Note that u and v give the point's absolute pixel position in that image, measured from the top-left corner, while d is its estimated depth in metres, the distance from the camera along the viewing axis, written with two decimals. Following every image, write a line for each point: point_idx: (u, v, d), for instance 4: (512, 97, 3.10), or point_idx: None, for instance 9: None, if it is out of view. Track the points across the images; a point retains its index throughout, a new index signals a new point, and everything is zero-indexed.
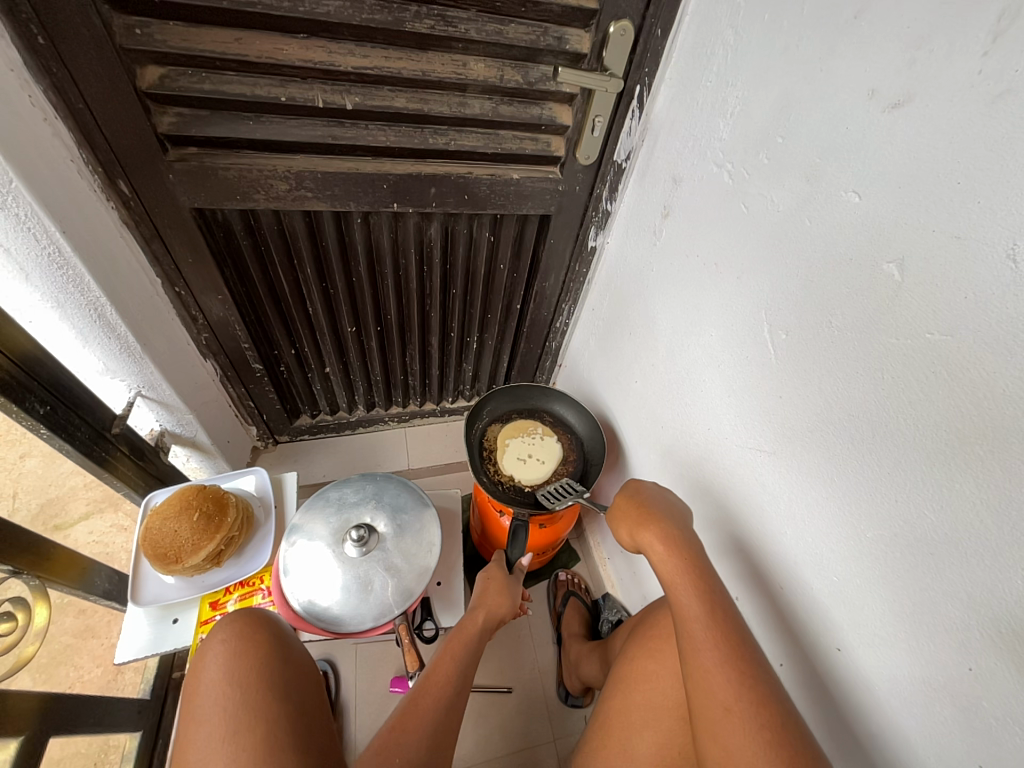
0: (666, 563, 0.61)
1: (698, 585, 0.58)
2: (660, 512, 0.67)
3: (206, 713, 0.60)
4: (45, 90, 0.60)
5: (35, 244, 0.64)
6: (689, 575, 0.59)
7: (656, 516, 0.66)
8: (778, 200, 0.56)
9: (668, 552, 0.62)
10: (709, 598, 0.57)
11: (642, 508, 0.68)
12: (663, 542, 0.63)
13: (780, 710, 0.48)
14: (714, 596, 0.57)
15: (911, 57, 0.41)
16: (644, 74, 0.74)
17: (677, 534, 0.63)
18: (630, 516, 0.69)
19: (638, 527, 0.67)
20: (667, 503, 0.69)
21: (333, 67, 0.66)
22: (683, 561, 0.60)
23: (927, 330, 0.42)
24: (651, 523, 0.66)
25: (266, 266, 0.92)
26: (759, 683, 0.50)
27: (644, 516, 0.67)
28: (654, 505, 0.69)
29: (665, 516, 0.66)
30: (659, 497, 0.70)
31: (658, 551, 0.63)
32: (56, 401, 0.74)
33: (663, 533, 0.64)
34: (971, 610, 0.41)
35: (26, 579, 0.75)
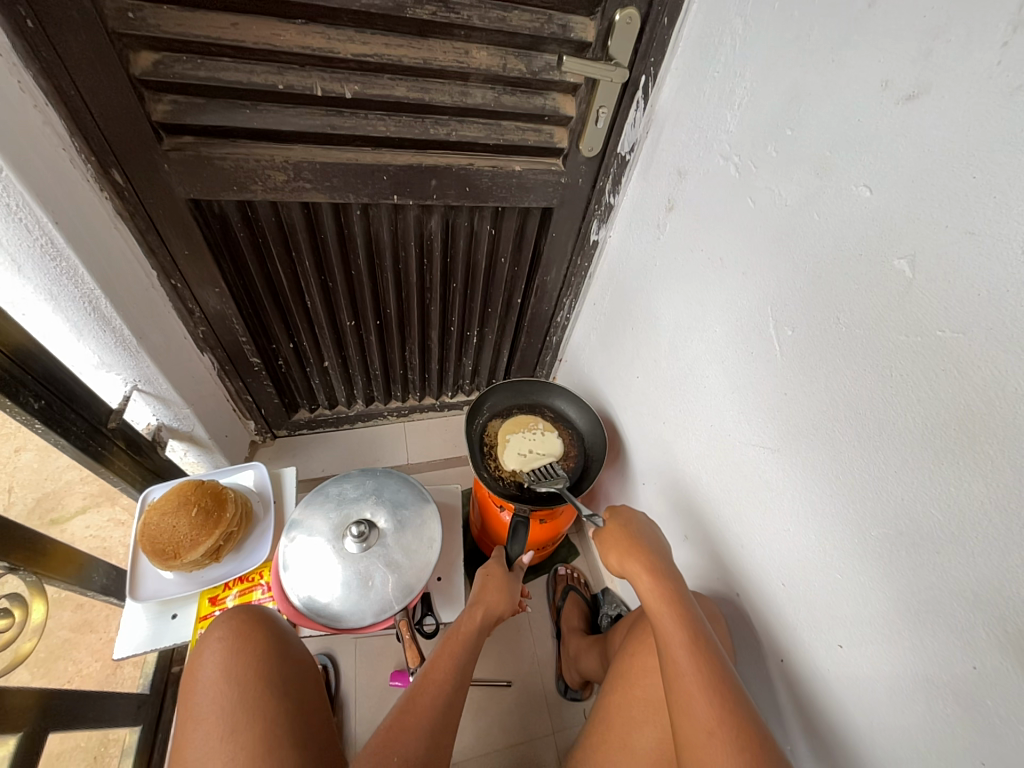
0: (651, 592, 0.62)
1: (682, 616, 0.59)
2: (646, 543, 0.68)
3: (204, 711, 0.60)
4: (35, 76, 0.58)
5: (27, 235, 0.62)
6: (674, 607, 0.60)
7: (644, 547, 0.68)
8: (786, 194, 0.55)
9: (654, 583, 0.63)
10: (693, 629, 0.58)
11: (630, 537, 0.70)
12: (649, 571, 0.64)
13: (761, 739, 0.49)
14: (697, 628, 0.58)
15: (927, 47, 0.40)
16: (650, 63, 0.73)
17: (662, 567, 0.65)
18: (618, 543, 0.70)
19: (626, 555, 0.68)
20: (653, 534, 0.71)
21: (332, 54, 0.64)
22: (668, 590, 0.62)
23: (938, 328, 0.41)
24: (638, 553, 0.67)
25: (264, 259, 0.90)
26: (742, 713, 0.51)
27: (632, 545, 0.68)
28: (641, 536, 0.70)
29: (651, 548, 0.68)
30: (646, 528, 0.72)
31: (644, 581, 0.64)
32: (51, 395, 0.73)
33: (649, 563, 0.65)
34: (976, 609, 0.41)
35: (23, 574, 0.75)
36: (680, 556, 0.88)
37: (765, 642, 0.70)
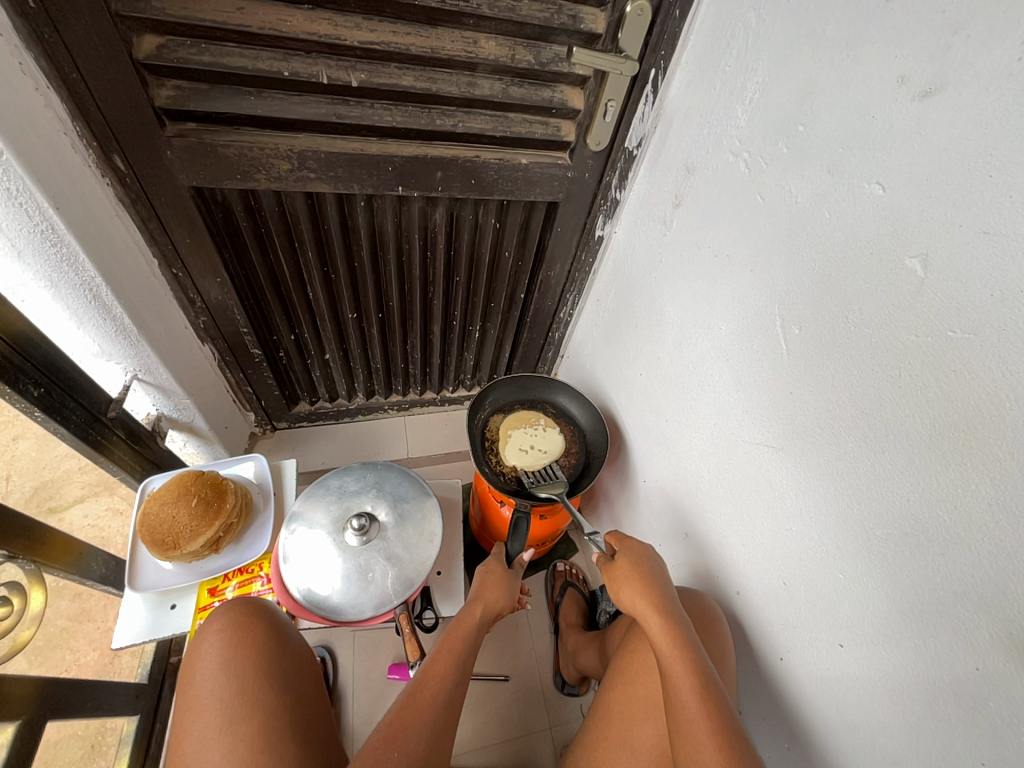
0: (662, 635, 0.62)
1: (691, 660, 0.58)
2: (658, 585, 0.68)
3: (202, 703, 0.60)
4: (36, 57, 0.57)
5: (27, 220, 0.61)
6: (684, 650, 0.59)
7: (656, 588, 0.67)
8: (797, 191, 0.55)
9: (664, 624, 0.63)
10: (703, 674, 0.57)
11: (642, 576, 0.69)
12: (660, 614, 0.64)
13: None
14: (707, 673, 0.57)
15: (946, 43, 0.39)
16: (660, 56, 0.72)
17: (673, 609, 0.65)
18: (631, 581, 0.70)
19: (638, 594, 0.68)
20: (665, 575, 0.70)
21: (339, 42, 0.63)
22: (679, 634, 0.61)
23: (948, 328, 0.41)
24: (649, 593, 0.67)
25: (266, 249, 0.90)
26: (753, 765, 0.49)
27: (644, 585, 0.68)
28: (655, 575, 0.69)
29: (663, 589, 0.68)
30: (659, 569, 0.71)
31: (655, 623, 0.63)
32: (50, 382, 0.73)
33: (660, 606, 0.65)
34: (981, 610, 0.41)
35: (22, 562, 0.75)
36: (680, 553, 0.88)
37: (764, 641, 0.70)
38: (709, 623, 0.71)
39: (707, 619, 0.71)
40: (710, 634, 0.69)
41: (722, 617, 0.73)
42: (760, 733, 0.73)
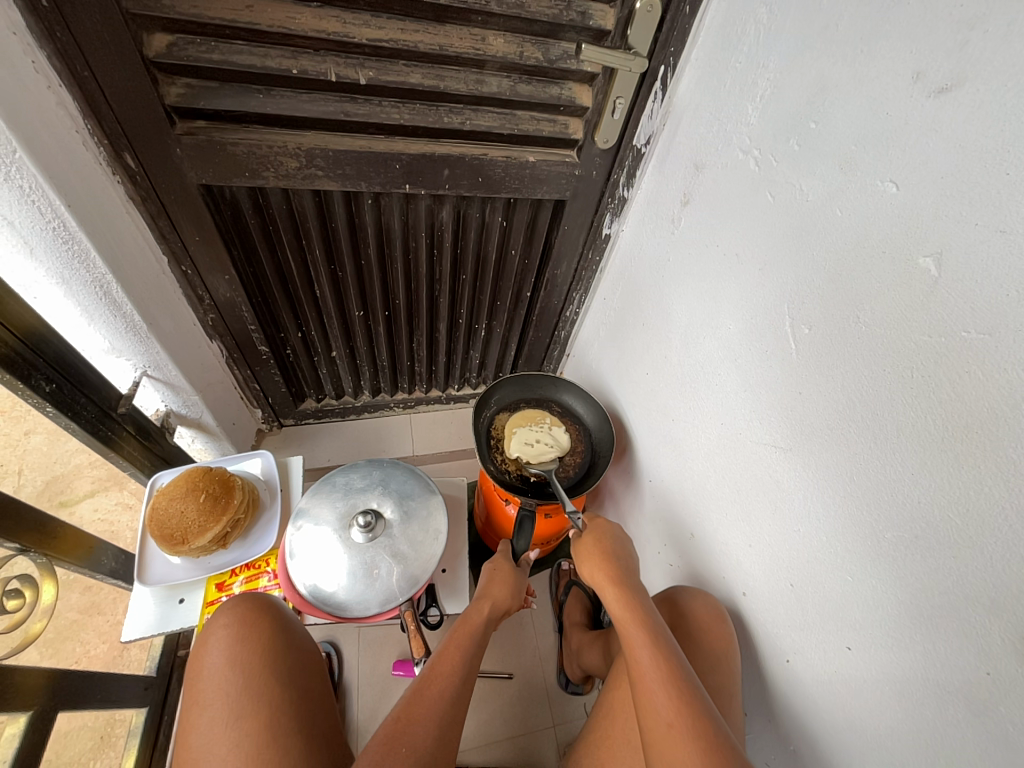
0: (616, 602, 0.64)
1: (641, 617, 0.61)
2: (615, 557, 0.71)
3: (209, 696, 0.60)
4: (49, 55, 0.58)
5: (39, 218, 0.62)
6: (638, 616, 0.62)
7: (613, 561, 0.70)
8: (808, 190, 0.54)
9: (619, 593, 0.65)
10: (655, 634, 0.59)
11: (600, 550, 0.72)
12: (616, 584, 0.66)
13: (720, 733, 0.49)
14: (660, 632, 0.60)
15: (964, 38, 0.38)
16: (670, 53, 0.71)
17: (627, 579, 0.67)
18: (591, 557, 0.71)
19: (596, 566, 0.70)
20: (624, 549, 0.72)
21: (348, 39, 0.64)
22: (632, 601, 0.64)
23: (963, 329, 0.40)
24: (605, 566, 0.69)
25: (274, 246, 0.90)
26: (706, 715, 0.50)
27: (602, 558, 0.70)
28: (613, 549, 0.72)
29: (620, 561, 0.70)
30: (618, 544, 0.73)
31: (610, 593, 0.66)
32: (62, 378, 0.73)
33: (616, 577, 0.67)
34: (994, 615, 0.40)
35: (33, 556, 0.76)
36: (685, 553, 0.88)
37: (770, 643, 0.69)
38: (713, 624, 0.71)
39: (713, 621, 0.71)
40: (715, 638, 0.69)
41: (728, 618, 0.72)
42: (764, 735, 0.73)
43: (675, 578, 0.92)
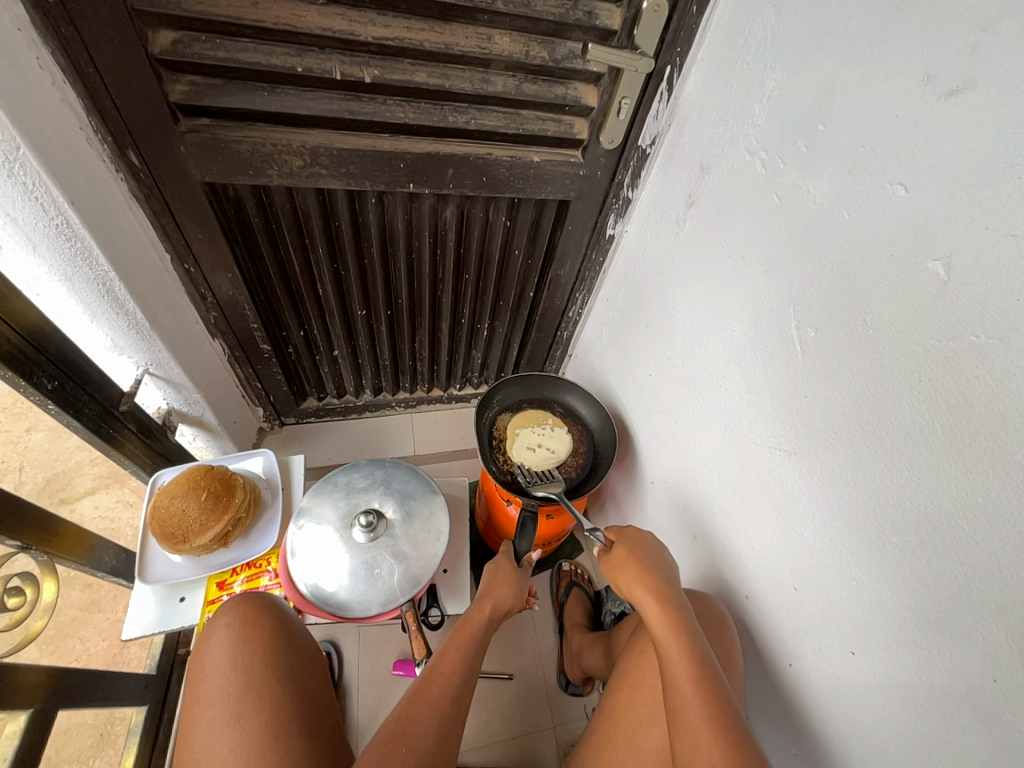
0: (658, 619, 0.62)
1: (683, 638, 0.59)
2: (656, 572, 0.68)
3: (209, 697, 0.60)
4: (53, 52, 0.57)
5: (43, 214, 0.62)
6: (681, 637, 0.59)
7: (653, 574, 0.67)
8: (815, 192, 0.54)
9: (661, 610, 0.63)
10: (698, 660, 0.57)
11: (639, 564, 0.69)
12: (656, 600, 0.64)
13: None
14: (704, 657, 0.57)
15: (976, 40, 0.38)
16: (676, 53, 0.71)
17: (670, 596, 0.64)
18: (629, 571, 0.69)
19: (635, 580, 0.68)
20: (664, 562, 0.70)
21: (353, 37, 0.63)
22: (675, 620, 0.61)
23: (972, 333, 0.40)
24: (646, 581, 0.67)
25: (277, 244, 0.90)
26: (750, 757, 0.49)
27: (640, 572, 0.68)
28: (651, 561, 0.69)
29: (660, 576, 0.67)
30: (656, 556, 0.70)
31: (651, 610, 0.63)
32: (64, 376, 0.73)
33: (656, 591, 0.65)
34: (1002, 622, 0.40)
35: (33, 554, 0.75)
36: (688, 555, 0.88)
37: (773, 647, 0.69)
38: (717, 626, 0.70)
39: (716, 623, 0.71)
40: (717, 639, 0.69)
41: (730, 620, 0.72)
42: (766, 738, 0.73)
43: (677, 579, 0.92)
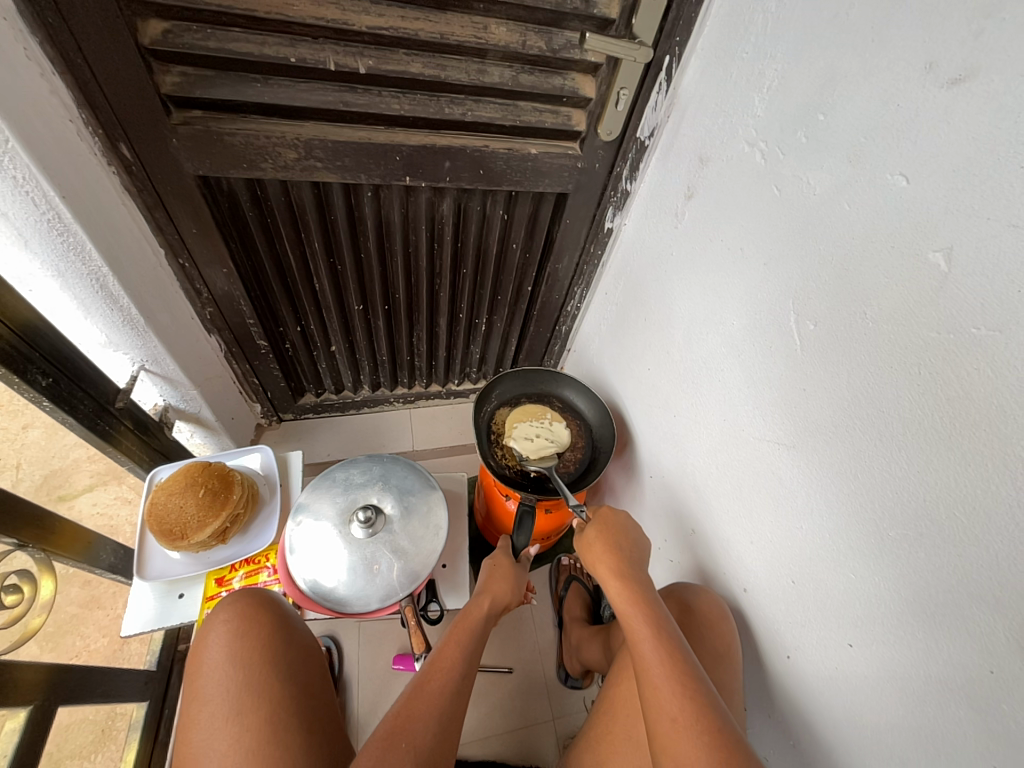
0: (619, 594, 0.64)
1: (644, 607, 0.61)
2: (620, 550, 0.70)
3: (208, 693, 0.60)
4: (41, 43, 0.56)
5: (34, 208, 0.61)
6: (640, 607, 0.61)
7: (616, 551, 0.70)
8: (815, 184, 0.53)
9: (622, 585, 0.65)
10: (658, 627, 0.58)
11: (604, 540, 0.71)
12: (617, 575, 0.66)
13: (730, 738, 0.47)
14: (665, 623, 0.59)
15: (979, 27, 0.37)
16: (674, 43, 0.70)
17: (632, 573, 0.66)
18: (593, 548, 0.71)
19: (599, 557, 0.70)
20: (629, 539, 0.72)
21: (347, 27, 0.62)
22: (635, 593, 0.63)
23: (973, 325, 0.40)
24: (611, 558, 0.69)
25: (272, 239, 0.89)
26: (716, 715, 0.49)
27: (605, 548, 0.70)
28: (616, 539, 0.72)
29: (625, 554, 0.69)
30: (623, 534, 0.73)
31: (613, 585, 0.65)
32: (59, 372, 0.73)
33: (618, 567, 0.67)
34: (999, 614, 0.40)
35: (31, 551, 0.75)
36: (686, 549, 0.88)
37: (771, 639, 0.69)
38: (716, 620, 0.71)
39: (715, 618, 0.71)
40: (717, 634, 0.69)
41: (729, 614, 0.72)
42: (763, 729, 0.73)
43: (676, 573, 0.92)
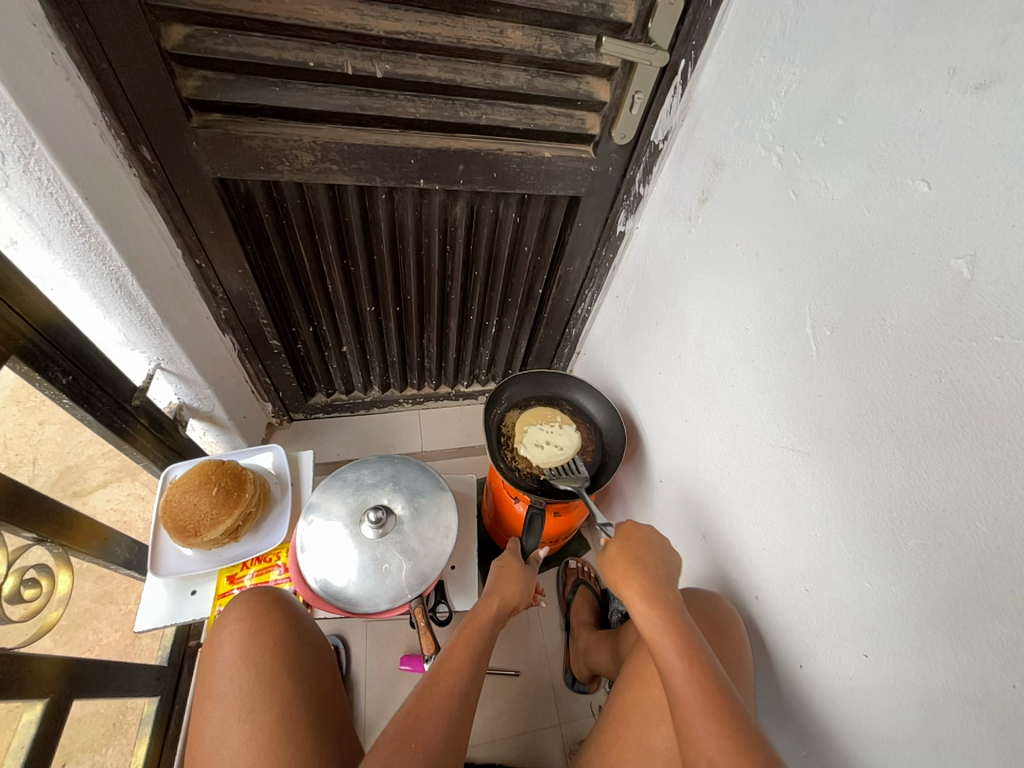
0: (645, 616, 0.63)
1: (673, 630, 0.60)
2: (647, 569, 0.69)
3: (221, 690, 0.60)
4: (67, 48, 0.58)
5: (57, 210, 0.62)
6: (669, 630, 0.60)
7: (642, 570, 0.69)
8: (833, 188, 0.53)
9: (649, 607, 0.63)
10: (690, 651, 0.57)
11: (628, 559, 0.70)
12: (643, 596, 0.65)
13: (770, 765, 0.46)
14: (696, 646, 0.58)
15: (1005, 32, 0.37)
16: (691, 47, 0.70)
17: (660, 593, 0.65)
18: (619, 567, 0.70)
19: (625, 576, 0.69)
20: (656, 556, 0.71)
21: (365, 31, 0.63)
22: (662, 615, 0.62)
23: (996, 333, 0.39)
24: (637, 578, 0.68)
25: (287, 241, 0.90)
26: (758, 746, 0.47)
27: (630, 566, 0.69)
28: (642, 557, 0.71)
29: (651, 574, 0.68)
30: (650, 552, 0.72)
31: (639, 606, 0.64)
32: (78, 370, 0.74)
33: (643, 588, 0.66)
34: (1020, 626, 0.39)
35: (49, 546, 0.77)
36: (697, 554, 0.87)
37: (783, 648, 0.68)
38: (727, 627, 0.70)
39: (726, 624, 0.70)
40: (729, 640, 0.68)
41: (741, 621, 0.72)
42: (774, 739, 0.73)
43: (686, 578, 0.92)
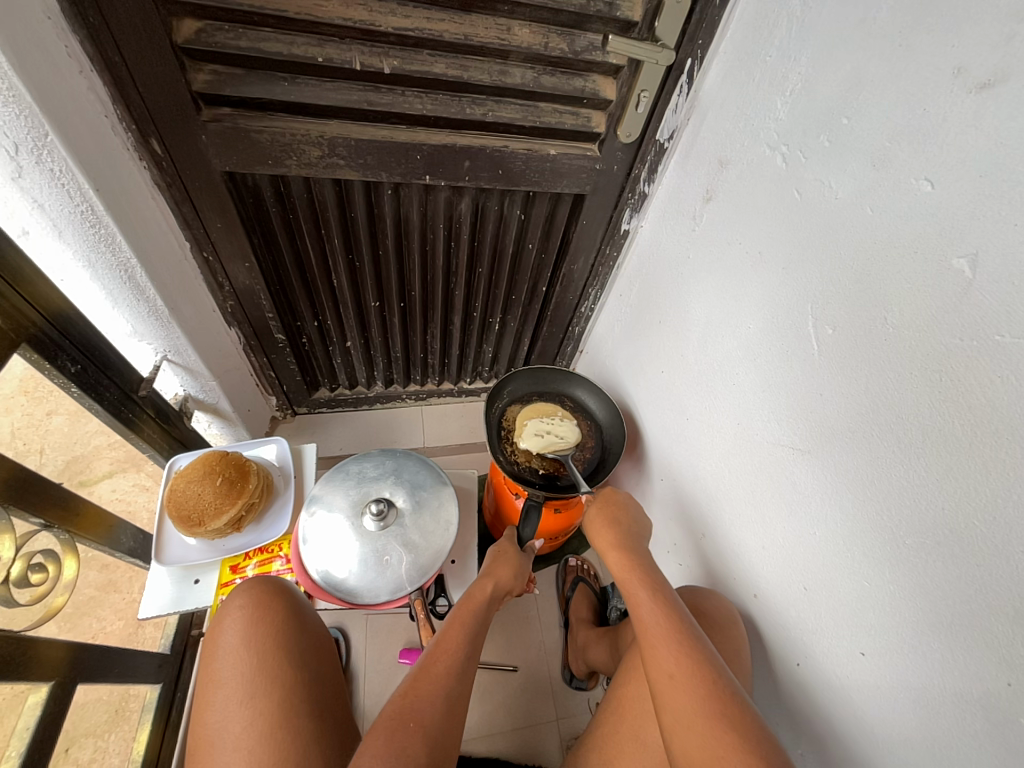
0: (619, 564, 0.68)
1: (642, 574, 0.65)
2: (622, 526, 0.74)
3: (223, 674, 0.61)
4: (81, 40, 0.58)
5: (69, 200, 0.63)
6: (638, 575, 0.65)
7: (619, 527, 0.74)
8: (837, 188, 0.53)
9: (622, 556, 0.69)
10: (655, 590, 0.62)
11: (606, 519, 0.75)
12: (618, 548, 0.70)
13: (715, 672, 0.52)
14: (660, 585, 0.63)
15: (1011, 31, 0.37)
16: (697, 46, 0.70)
17: (632, 546, 0.70)
18: (598, 526, 0.75)
19: (603, 532, 0.74)
20: (630, 515, 0.76)
21: (374, 28, 0.64)
22: (633, 563, 0.67)
23: (996, 332, 0.39)
24: (612, 533, 0.73)
25: (294, 236, 0.91)
26: (753, 737, 0.46)
27: (608, 525, 0.74)
28: (618, 516, 0.76)
29: (625, 530, 0.73)
30: (627, 514, 0.77)
31: (613, 556, 0.70)
32: (86, 360, 0.75)
33: (619, 541, 0.71)
34: (1016, 625, 0.40)
35: (56, 532, 0.78)
36: (697, 553, 0.87)
37: (781, 646, 0.69)
38: (726, 626, 0.70)
39: (726, 622, 0.70)
40: (729, 638, 0.68)
41: (740, 619, 0.72)
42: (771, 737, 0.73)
43: (686, 577, 0.92)
